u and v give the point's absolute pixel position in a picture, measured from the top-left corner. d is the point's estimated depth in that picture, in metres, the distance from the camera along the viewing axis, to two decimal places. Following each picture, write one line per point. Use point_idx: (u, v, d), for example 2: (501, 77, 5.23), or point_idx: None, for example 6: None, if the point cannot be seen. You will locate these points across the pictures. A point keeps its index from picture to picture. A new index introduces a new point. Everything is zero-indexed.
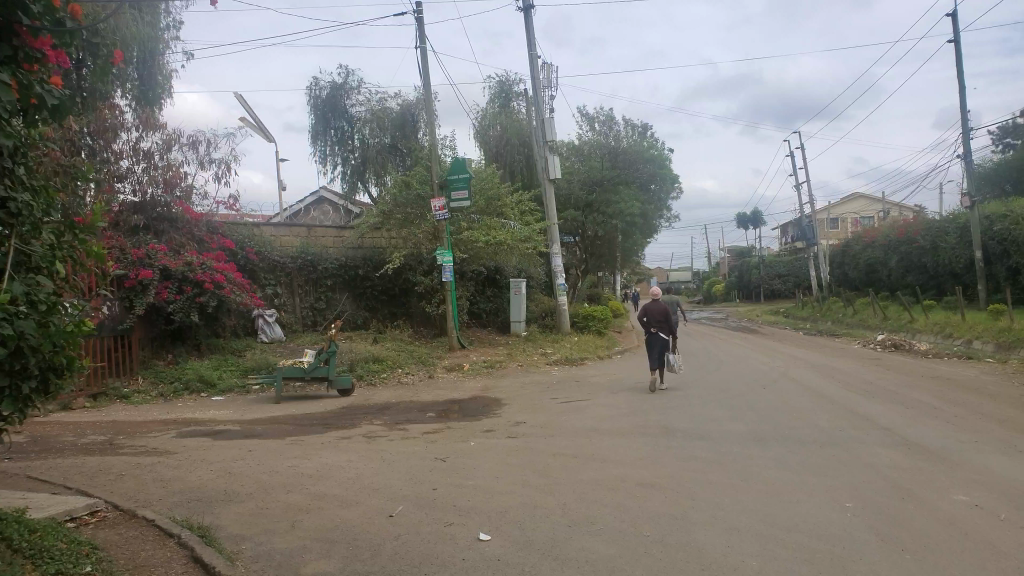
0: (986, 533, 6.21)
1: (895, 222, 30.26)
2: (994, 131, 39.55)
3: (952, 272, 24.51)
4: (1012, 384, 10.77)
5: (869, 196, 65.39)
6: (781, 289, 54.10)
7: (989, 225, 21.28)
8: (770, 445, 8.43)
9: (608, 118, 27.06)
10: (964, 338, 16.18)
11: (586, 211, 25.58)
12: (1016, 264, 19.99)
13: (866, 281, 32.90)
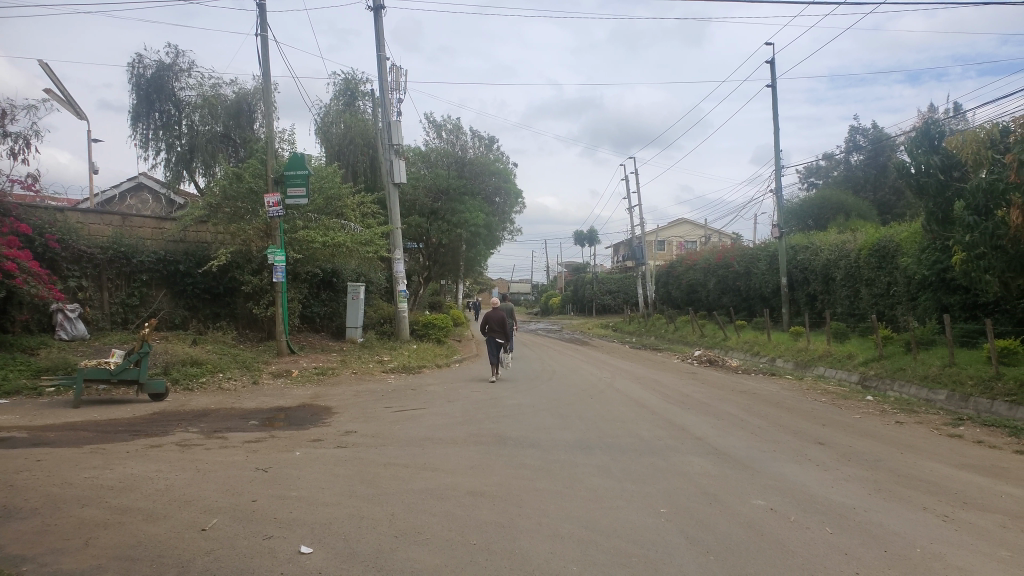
0: (780, 534, 6.81)
1: (714, 248, 32.75)
2: (800, 171, 44.14)
3: (761, 295, 26.93)
4: (806, 399, 11.96)
5: (694, 222, 70.74)
6: (612, 304, 56.99)
7: (793, 254, 23.58)
8: (596, 453, 8.77)
9: (455, 127, 27.36)
10: (768, 356, 17.81)
11: (431, 219, 25.33)
12: (814, 292, 22.32)
13: (687, 301, 35.41)
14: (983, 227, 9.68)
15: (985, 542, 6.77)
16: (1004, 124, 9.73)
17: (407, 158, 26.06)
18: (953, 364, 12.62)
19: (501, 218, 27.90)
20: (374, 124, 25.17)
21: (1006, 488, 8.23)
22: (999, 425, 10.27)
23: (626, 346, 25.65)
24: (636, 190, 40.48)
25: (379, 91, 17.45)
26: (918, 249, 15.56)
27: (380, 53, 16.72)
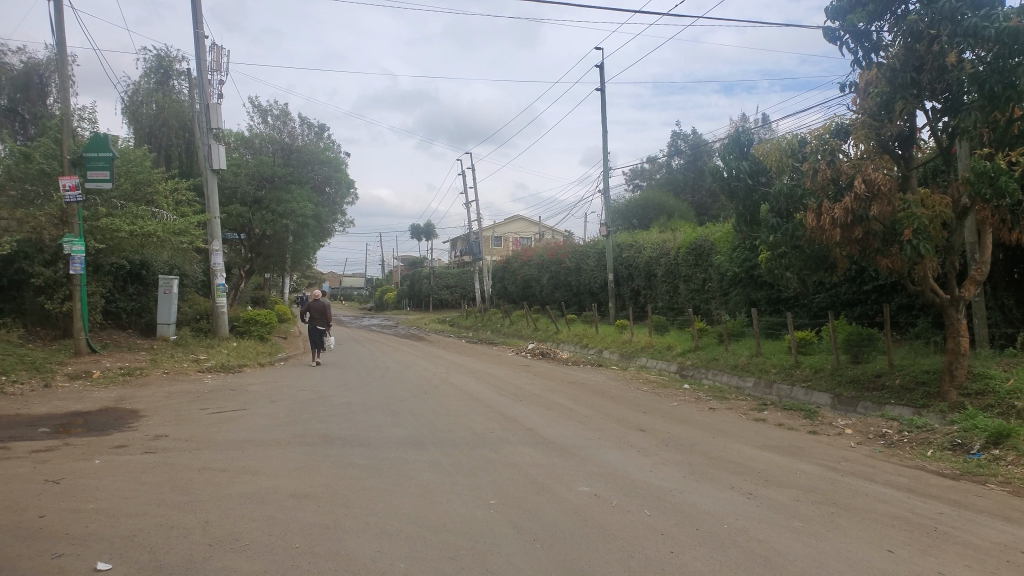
0: (602, 519, 7.10)
1: (546, 244, 33.88)
2: (626, 173, 46.73)
3: (590, 290, 28.14)
4: (628, 388, 12.62)
5: (529, 219, 72.76)
6: (448, 299, 57.31)
7: (619, 252, 24.81)
8: (427, 448, 8.74)
9: (282, 113, 26.42)
10: (596, 347, 18.66)
11: (253, 208, 24.29)
12: (638, 287, 23.64)
13: (521, 295, 36.33)
14: (784, 228, 10.64)
15: (782, 515, 7.44)
16: (802, 136, 10.76)
17: (229, 144, 24.80)
18: (759, 353, 13.87)
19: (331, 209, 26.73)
20: (190, 106, 23.67)
21: (800, 465, 9.10)
22: (796, 409, 11.37)
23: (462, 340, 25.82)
24: (473, 186, 40.97)
25: (195, 71, 16.34)
26: (729, 248, 17.08)
27: (198, 31, 15.65)
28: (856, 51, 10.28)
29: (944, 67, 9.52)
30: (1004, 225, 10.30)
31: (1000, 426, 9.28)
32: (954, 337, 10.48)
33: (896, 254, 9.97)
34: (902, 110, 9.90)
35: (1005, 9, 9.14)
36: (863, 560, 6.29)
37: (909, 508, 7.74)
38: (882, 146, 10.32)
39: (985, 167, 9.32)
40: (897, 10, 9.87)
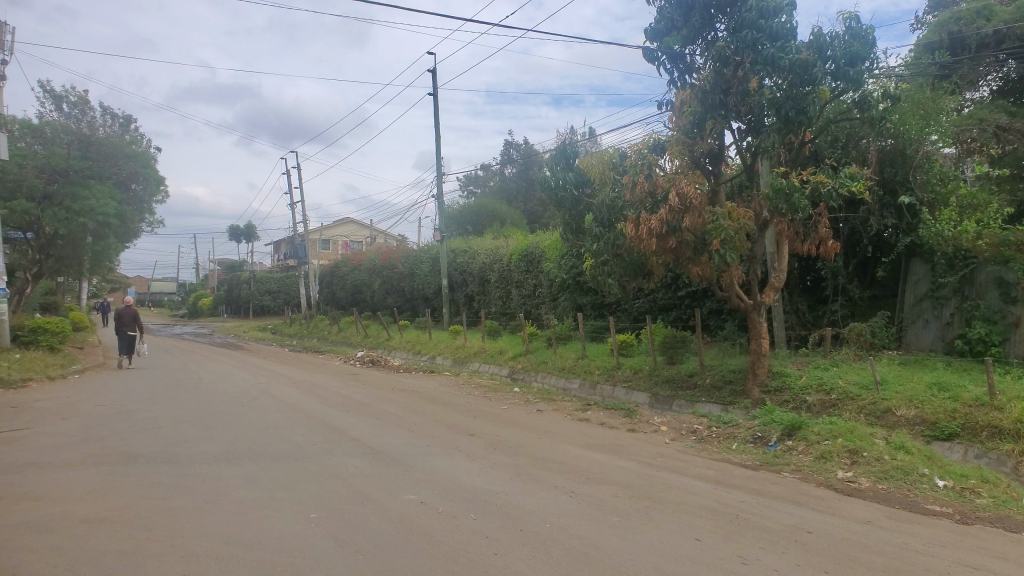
0: (427, 526, 7.06)
1: (379, 248, 33.46)
2: (458, 180, 47.40)
3: (423, 295, 28.16)
4: (458, 393, 12.72)
5: (358, 223, 71.59)
6: (271, 305, 54.96)
7: (453, 257, 25.03)
8: (244, 463, 8.30)
9: (81, 100, 24.09)
10: (428, 354, 18.68)
11: (41, 204, 21.94)
12: (470, 293, 23.95)
13: (351, 301, 35.63)
14: (607, 237, 11.14)
15: (601, 511, 7.78)
16: (623, 151, 11.37)
17: (12, 132, 22.18)
18: (585, 356, 14.45)
19: (135, 207, 24.63)
20: None
21: (620, 462, 9.57)
22: (617, 408, 11.96)
23: (286, 348, 24.84)
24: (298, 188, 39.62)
25: None
26: (559, 257, 17.72)
27: None
28: (672, 71, 10.97)
29: (747, 91, 10.40)
30: (798, 237, 11.37)
31: (793, 419, 10.29)
32: (757, 339, 11.44)
33: (705, 262, 10.74)
34: (712, 129, 10.72)
35: (798, 42, 10.13)
36: (673, 549, 6.70)
37: (715, 498, 8.36)
38: (695, 162, 11.08)
39: (781, 185, 10.24)
40: (708, 36, 10.66)
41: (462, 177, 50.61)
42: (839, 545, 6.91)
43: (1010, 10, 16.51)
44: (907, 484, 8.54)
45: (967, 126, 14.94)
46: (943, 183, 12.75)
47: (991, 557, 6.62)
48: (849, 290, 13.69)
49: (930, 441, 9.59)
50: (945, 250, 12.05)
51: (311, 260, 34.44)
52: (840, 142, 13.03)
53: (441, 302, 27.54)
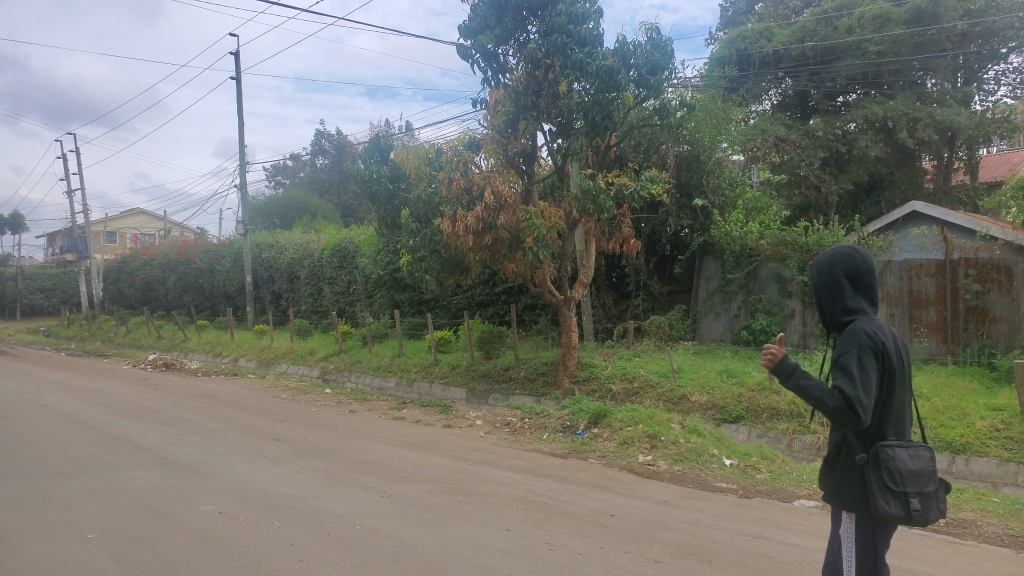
0: (226, 537, 6.63)
1: (174, 242, 31.09)
2: (265, 170, 45.36)
3: (226, 293, 26.65)
4: (263, 396, 12.13)
5: (155, 215, 66.19)
6: (44, 305, 49.13)
7: (258, 252, 23.85)
8: (8, 484, 7.35)
9: None
10: (231, 356, 17.67)
11: None
12: (278, 290, 22.98)
13: (142, 300, 32.77)
14: (423, 233, 11.05)
15: (413, 509, 7.71)
16: (439, 147, 11.34)
17: None
18: (400, 354, 14.32)
19: None
20: None
21: (433, 458, 9.56)
22: (433, 405, 11.96)
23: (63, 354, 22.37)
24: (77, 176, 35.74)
25: None
26: (374, 252, 17.63)
27: None
28: (486, 70, 11.07)
29: (557, 93, 10.79)
30: (604, 236, 11.91)
31: (599, 408, 10.81)
32: (567, 332, 11.90)
33: (519, 259, 10.99)
34: (525, 129, 10.98)
35: (604, 49, 10.61)
36: (484, 541, 6.76)
37: (526, 488, 8.58)
38: (509, 161, 11.30)
39: (589, 186, 10.67)
40: (520, 38, 10.88)
41: (269, 166, 48.23)
42: (637, 525, 7.33)
43: (786, 33, 18.30)
44: (698, 465, 9.25)
45: (752, 136, 16.93)
46: (732, 188, 13.92)
47: (767, 525, 7.32)
48: (650, 286, 14.63)
49: (719, 424, 10.45)
50: (732, 249, 13.14)
51: (93, 255, 31.18)
52: (643, 147, 13.74)
53: (246, 300, 26.21)
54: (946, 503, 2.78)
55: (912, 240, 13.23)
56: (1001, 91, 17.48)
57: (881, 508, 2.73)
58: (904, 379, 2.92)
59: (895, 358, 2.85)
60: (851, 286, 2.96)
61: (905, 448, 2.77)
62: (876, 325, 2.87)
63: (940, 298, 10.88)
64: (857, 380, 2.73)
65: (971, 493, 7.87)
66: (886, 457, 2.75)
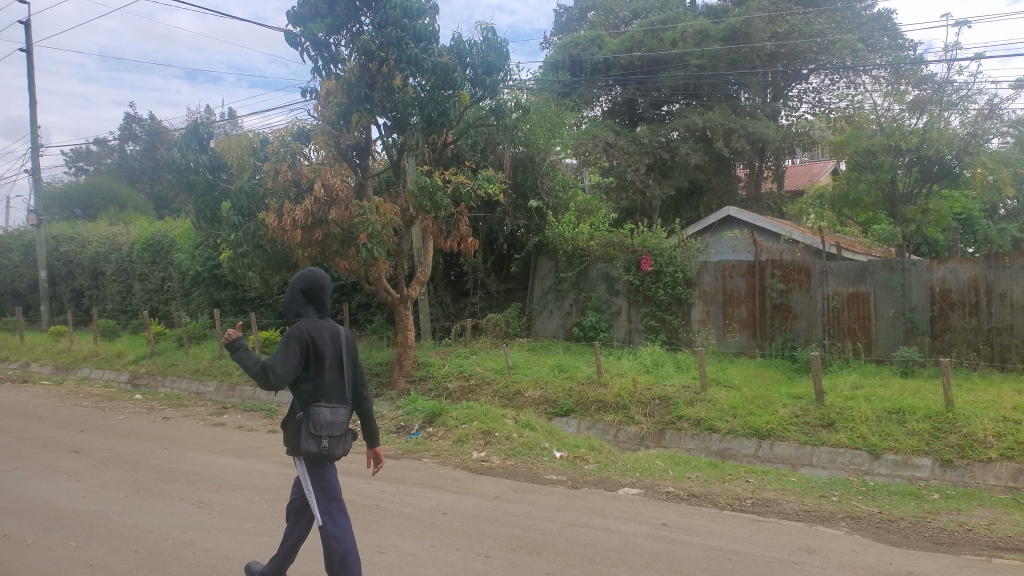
0: (10, 564, 5.89)
1: None
2: (65, 156, 41.30)
3: (15, 291, 23.96)
4: (60, 405, 10.99)
5: None
6: None
7: (55, 245, 21.62)
8: None
9: None
10: (22, 361, 15.90)
11: None
12: (80, 287, 21.01)
13: None
14: (246, 227, 10.54)
15: (234, 518, 7.22)
16: (264, 136, 10.75)
17: None
18: (221, 356, 13.57)
19: None
20: None
21: (257, 465, 9.08)
22: (258, 409, 11.41)
23: None
24: None
25: None
26: (191, 246, 16.58)
27: None
28: (317, 59, 10.66)
29: (392, 87, 10.56)
30: (442, 235, 11.76)
31: (433, 407, 10.74)
32: (403, 331, 11.78)
33: (352, 256, 10.61)
34: (358, 123, 10.58)
35: (439, 45, 10.56)
36: None
37: (356, 491, 8.31)
38: (341, 154, 10.94)
39: (425, 183, 10.52)
40: (352, 28, 10.60)
41: (71, 150, 43.81)
42: (469, 521, 7.29)
43: (616, 43, 19.27)
44: (530, 458, 9.42)
45: (584, 141, 17.35)
46: (564, 190, 14.40)
47: (594, 514, 7.54)
48: (487, 284, 14.86)
49: (551, 417, 10.73)
50: (565, 248, 13.67)
51: None
52: (480, 146, 13.69)
53: (39, 299, 23.71)
54: (349, 447, 3.92)
55: (726, 242, 14.26)
56: (803, 108, 19.30)
57: (302, 450, 3.80)
58: (341, 361, 3.97)
59: (326, 347, 3.92)
60: (303, 296, 4.00)
61: (326, 407, 3.86)
62: (313, 325, 3.93)
63: (750, 296, 11.79)
64: (280, 361, 3.75)
65: (774, 474, 8.57)
66: (310, 414, 3.83)
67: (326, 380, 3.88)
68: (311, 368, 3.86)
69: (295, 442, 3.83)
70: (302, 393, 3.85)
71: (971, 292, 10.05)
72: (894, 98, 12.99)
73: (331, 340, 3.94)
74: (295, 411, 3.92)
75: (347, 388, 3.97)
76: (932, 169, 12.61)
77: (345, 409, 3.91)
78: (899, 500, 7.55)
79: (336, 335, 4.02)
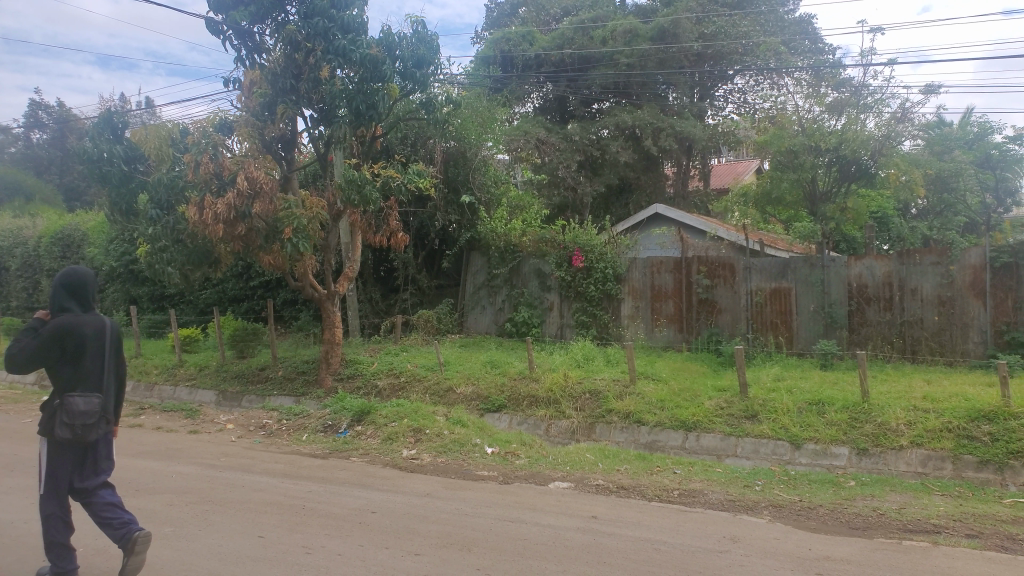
0: None
1: None
2: None
3: None
4: None
5: None
6: None
7: None
8: None
9: None
10: None
11: None
12: None
13: None
14: (165, 221, 10.15)
15: (151, 523, 6.89)
16: (184, 127, 10.34)
17: None
18: (138, 355, 13.49)
19: None
20: None
21: (176, 467, 8.74)
22: (177, 410, 11.08)
23: None
24: None
25: None
26: (105, 240, 16.10)
27: None
28: (239, 48, 10.36)
29: (318, 79, 10.31)
30: (370, 229, 11.61)
31: (361, 405, 10.54)
32: (331, 328, 11.57)
33: (276, 252, 10.33)
34: (283, 114, 10.38)
35: (368, 37, 10.37)
36: (233, 551, 6.14)
37: (282, 492, 8.08)
38: (266, 147, 10.68)
39: (353, 176, 10.34)
40: (277, 17, 10.31)
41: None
42: (399, 520, 7.18)
43: (547, 39, 19.30)
44: (461, 455, 9.37)
45: (515, 136, 17.35)
46: (496, 185, 14.41)
47: (525, 509, 7.55)
48: (419, 280, 14.74)
49: (483, 413, 10.71)
50: (497, 244, 13.67)
51: None
52: (410, 141, 13.59)
53: None
54: (103, 432, 4.21)
55: (655, 239, 14.53)
56: (728, 108, 19.85)
57: (56, 435, 4.06)
58: (101, 352, 4.25)
59: (88, 340, 4.18)
60: (68, 290, 4.22)
61: (84, 396, 4.12)
62: (76, 320, 4.18)
63: (676, 291, 12.01)
64: (39, 348, 4.05)
65: (700, 465, 8.74)
66: (66, 402, 4.07)
67: (83, 368, 4.16)
68: (69, 357, 4.12)
69: (49, 427, 4.07)
70: (58, 381, 4.12)
71: (885, 288, 10.49)
72: (815, 100, 13.27)
73: (93, 336, 4.21)
74: (53, 398, 4.14)
75: (104, 376, 4.25)
76: (850, 170, 13.15)
77: (101, 399, 4.18)
78: (818, 489, 7.81)
79: (101, 328, 4.28)
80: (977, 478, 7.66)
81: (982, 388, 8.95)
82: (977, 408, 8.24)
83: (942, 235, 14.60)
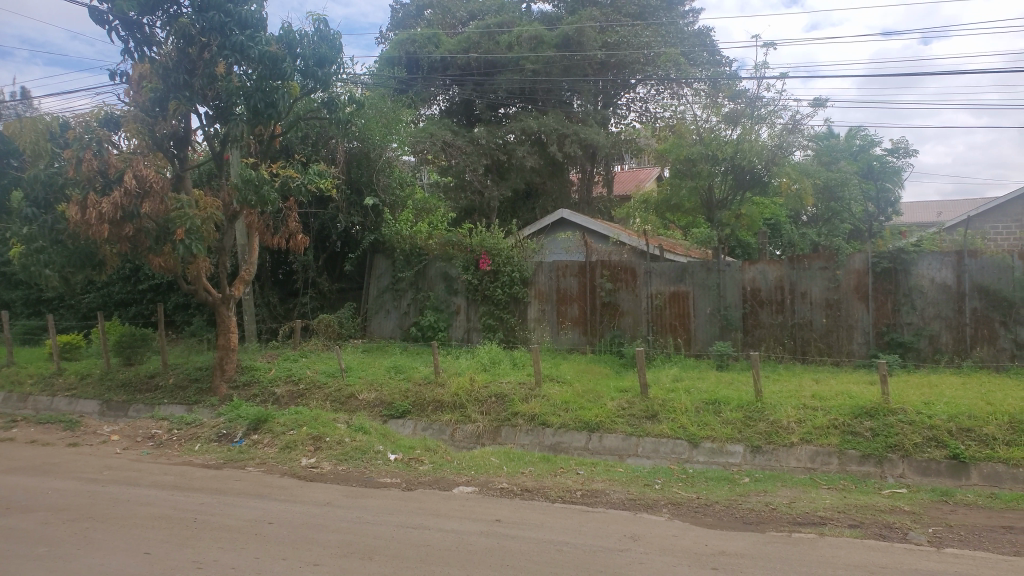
0: None
1: None
2: None
3: None
4: None
5: None
6: None
7: None
8: None
9: None
10: None
11: None
12: None
13: None
14: (42, 221, 9.56)
15: (23, 544, 6.41)
16: (63, 121, 9.75)
17: None
18: (11, 363, 12.67)
19: None
20: None
21: (52, 483, 8.18)
22: (55, 422, 10.43)
23: None
24: None
25: None
26: None
27: None
28: (127, 39, 9.86)
29: (213, 75, 9.92)
30: (268, 230, 11.25)
31: (258, 413, 10.20)
32: (226, 333, 11.18)
33: (167, 253, 9.93)
34: (175, 110, 9.87)
35: (267, 34, 10.03)
36: (116, 570, 5.79)
37: (170, 505, 7.69)
38: (156, 144, 10.17)
39: (251, 176, 10.01)
40: (169, 9, 9.87)
41: None
42: (297, 530, 6.96)
43: (453, 42, 19.28)
44: (363, 462, 9.19)
45: (421, 139, 17.26)
46: (401, 187, 14.28)
47: (428, 515, 7.46)
48: (319, 284, 14.45)
49: (387, 420, 10.54)
50: (403, 247, 13.53)
51: None
52: (311, 140, 13.32)
53: None
54: None
55: (560, 243, 14.71)
56: (631, 116, 20.44)
57: None
58: None
59: None
60: None
61: None
62: None
63: (581, 295, 12.20)
64: None
65: (603, 465, 8.89)
66: None
67: None
68: None
69: None
70: None
71: (777, 291, 10.97)
72: (712, 110, 13.87)
73: None
74: None
75: None
76: (745, 178, 13.69)
77: None
78: (714, 486, 8.08)
79: None
80: (859, 471, 8.09)
81: (864, 386, 9.49)
82: (860, 405, 8.73)
83: (829, 241, 15.46)
